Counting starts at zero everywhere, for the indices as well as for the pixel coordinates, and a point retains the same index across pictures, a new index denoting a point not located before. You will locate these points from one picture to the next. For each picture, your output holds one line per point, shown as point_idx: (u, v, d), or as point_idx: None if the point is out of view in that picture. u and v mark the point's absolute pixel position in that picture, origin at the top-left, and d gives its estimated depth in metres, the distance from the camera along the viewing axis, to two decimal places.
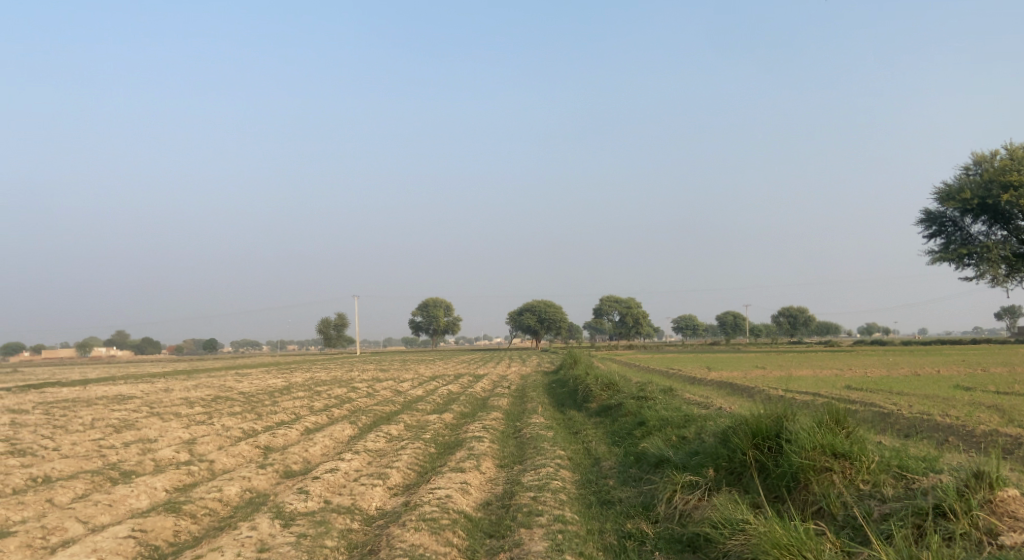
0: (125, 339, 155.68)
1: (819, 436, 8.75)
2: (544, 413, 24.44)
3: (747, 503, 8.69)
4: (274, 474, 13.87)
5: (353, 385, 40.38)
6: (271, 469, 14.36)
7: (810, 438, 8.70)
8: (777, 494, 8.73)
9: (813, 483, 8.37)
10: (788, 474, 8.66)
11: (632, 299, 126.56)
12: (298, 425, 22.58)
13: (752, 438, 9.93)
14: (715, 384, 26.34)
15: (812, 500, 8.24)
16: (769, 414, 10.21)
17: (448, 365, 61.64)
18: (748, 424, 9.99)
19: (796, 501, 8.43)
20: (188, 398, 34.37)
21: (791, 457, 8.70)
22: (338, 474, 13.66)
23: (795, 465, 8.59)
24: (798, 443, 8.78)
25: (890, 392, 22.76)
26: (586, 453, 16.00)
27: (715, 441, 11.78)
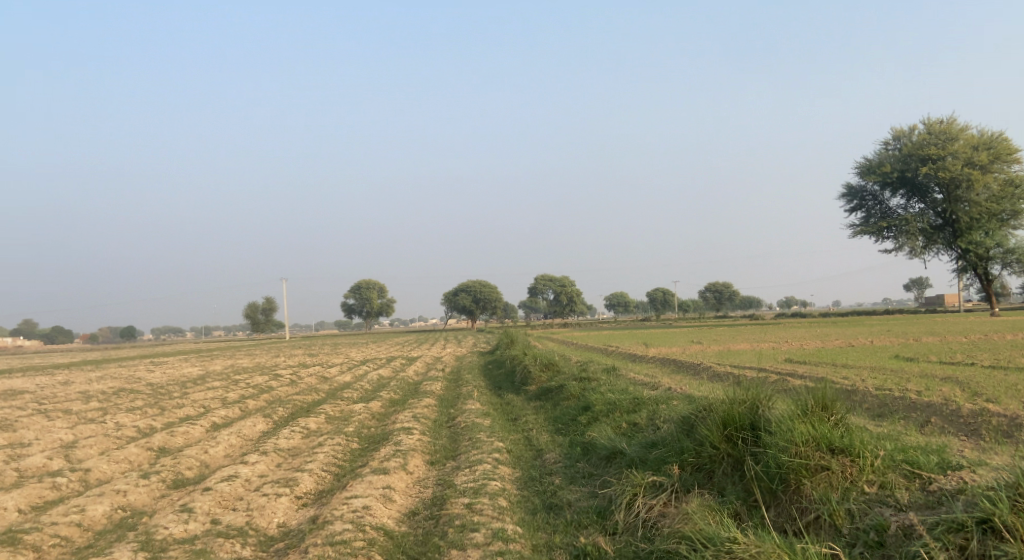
0: (36, 329, 147.36)
1: (810, 427, 7.18)
2: (478, 398, 22.73)
3: (728, 513, 7.07)
4: (159, 486, 12.29)
5: (275, 372, 37.92)
6: (156, 479, 12.71)
7: (800, 430, 7.12)
8: (761, 499, 7.13)
9: (807, 486, 6.79)
10: (775, 475, 7.07)
11: (566, 277, 125.82)
12: (203, 421, 20.35)
13: (724, 429, 8.34)
14: (659, 360, 25.14)
15: (808, 510, 6.64)
16: (740, 399, 8.62)
17: (379, 348, 59.26)
18: (718, 413, 8.39)
19: (787, 508, 6.85)
20: (90, 391, 31.54)
21: (777, 455, 7.11)
22: (234, 484, 11.71)
23: (783, 464, 7.00)
24: (786, 436, 7.16)
25: (838, 365, 21.73)
26: (526, 443, 14.31)
27: (674, 429, 10.19)
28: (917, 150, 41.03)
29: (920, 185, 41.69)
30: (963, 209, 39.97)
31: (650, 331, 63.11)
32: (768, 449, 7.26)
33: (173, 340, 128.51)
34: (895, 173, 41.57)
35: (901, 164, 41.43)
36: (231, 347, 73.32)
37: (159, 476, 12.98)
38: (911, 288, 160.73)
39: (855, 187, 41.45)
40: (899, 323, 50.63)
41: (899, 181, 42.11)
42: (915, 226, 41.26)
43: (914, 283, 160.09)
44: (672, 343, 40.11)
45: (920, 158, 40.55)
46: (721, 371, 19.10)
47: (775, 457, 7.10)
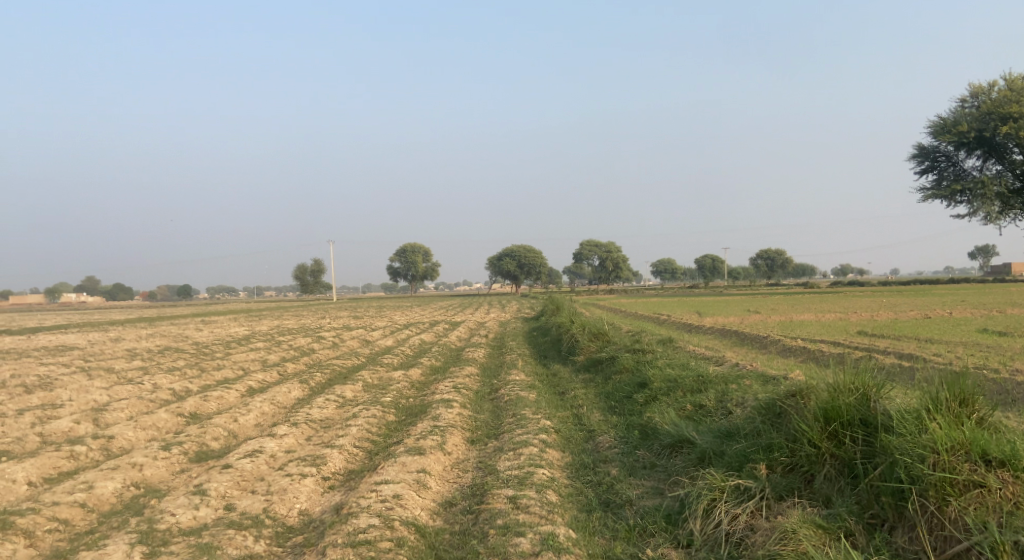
0: (96, 286, 151.03)
1: (957, 431, 6.17)
2: (523, 368, 21.39)
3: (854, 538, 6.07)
4: (179, 459, 11.25)
5: (318, 334, 37.13)
6: (178, 451, 11.69)
7: (946, 436, 6.11)
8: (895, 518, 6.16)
9: (958, 508, 5.84)
10: (912, 489, 6.09)
11: (613, 243, 123.29)
12: (239, 385, 19.46)
13: (826, 425, 7.06)
14: (717, 332, 23.40)
15: (959, 536, 5.76)
16: (843, 385, 7.32)
17: (424, 312, 58.41)
18: (822, 405, 7.09)
19: (930, 532, 5.93)
20: (135, 349, 31.18)
21: (916, 466, 6.10)
22: (258, 461, 10.62)
23: (925, 479, 6.02)
24: (922, 442, 6.18)
25: (919, 340, 19.76)
26: (576, 423, 13.00)
27: (752, 421, 8.87)
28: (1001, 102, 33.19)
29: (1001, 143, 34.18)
30: None
31: (701, 299, 61.00)
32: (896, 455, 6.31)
33: (226, 300, 130.42)
34: (971, 133, 33.99)
35: (980, 121, 33.88)
36: (279, 307, 73.34)
37: (182, 448, 11.99)
38: (972, 256, 154.34)
39: (925, 146, 37.69)
40: (969, 294, 47.56)
41: (977, 140, 34.50)
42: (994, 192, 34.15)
43: (973, 252, 153.69)
44: (728, 312, 38.19)
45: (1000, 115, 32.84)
46: (791, 345, 17.40)
47: (911, 467, 6.13)
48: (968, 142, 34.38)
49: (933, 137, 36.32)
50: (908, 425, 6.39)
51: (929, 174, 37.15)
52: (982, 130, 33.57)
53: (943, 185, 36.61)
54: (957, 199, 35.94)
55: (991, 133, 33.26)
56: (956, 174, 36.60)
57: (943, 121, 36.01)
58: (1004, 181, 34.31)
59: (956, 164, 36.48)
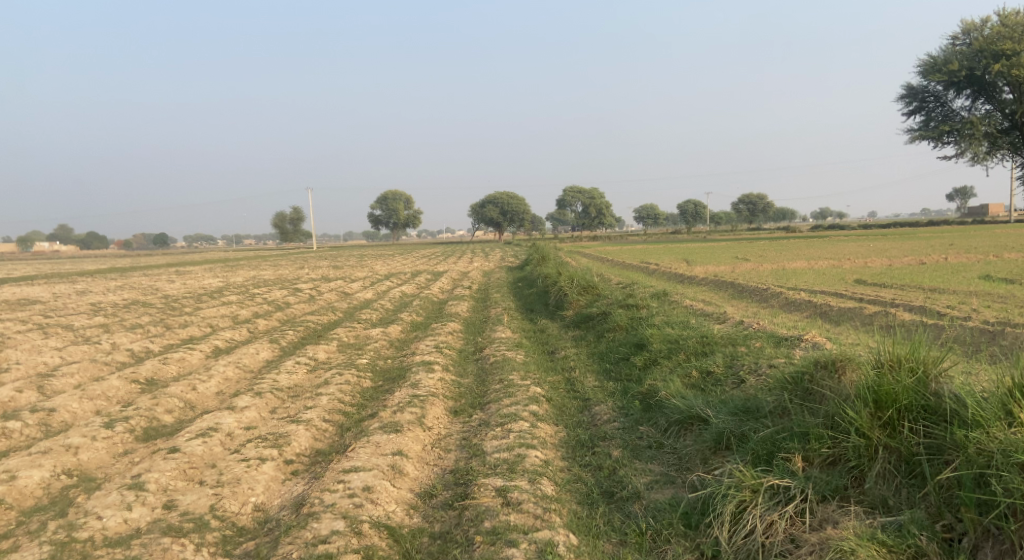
0: (72, 234, 147.75)
1: None
2: (508, 324, 20.17)
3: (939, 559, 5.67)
4: (123, 438, 9.97)
5: (295, 286, 35.63)
6: (123, 429, 10.39)
7: None
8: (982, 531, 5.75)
9: None
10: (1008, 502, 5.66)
11: (596, 189, 121.48)
12: (204, 345, 18.09)
13: (877, 411, 6.54)
14: (710, 283, 22.25)
15: None
16: (893, 362, 6.77)
17: (406, 261, 56.97)
18: (879, 390, 6.54)
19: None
20: (101, 303, 29.60)
21: (1018, 477, 5.65)
22: (212, 442, 9.37)
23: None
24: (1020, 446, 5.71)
25: (924, 289, 18.66)
26: (567, 389, 11.86)
27: (769, 393, 8.05)
28: (993, 41, 31.75)
29: (991, 82, 32.77)
30: None
31: (686, 246, 59.82)
32: (981, 457, 5.88)
33: (207, 248, 127.89)
34: (960, 73, 32.59)
35: (971, 60, 32.47)
36: (257, 256, 71.44)
37: (129, 426, 10.70)
38: (952, 199, 154.23)
39: (914, 86, 36.28)
40: (956, 237, 46.63)
41: (967, 80, 33.08)
42: (982, 132, 32.91)
43: (952, 193, 153.33)
44: (715, 260, 37.08)
45: (993, 53, 31.40)
46: (792, 298, 16.25)
47: (1007, 478, 5.68)
48: (958, 81, 33.18)
49: (922, 76, 34.97)
50: (997, 424, 5.92)
51: (917, 115, 35.85)
52: (972, 68, 32.22)
53: (931, 125, 35.31)
54: (945, 140, 34.72)
55: (982, 70, 32.03)
56: (944, 114, 35.35)
57: (933, 59, 34.61)
58: (992, 121, 33.09)
59: (945, 104, 35.18)
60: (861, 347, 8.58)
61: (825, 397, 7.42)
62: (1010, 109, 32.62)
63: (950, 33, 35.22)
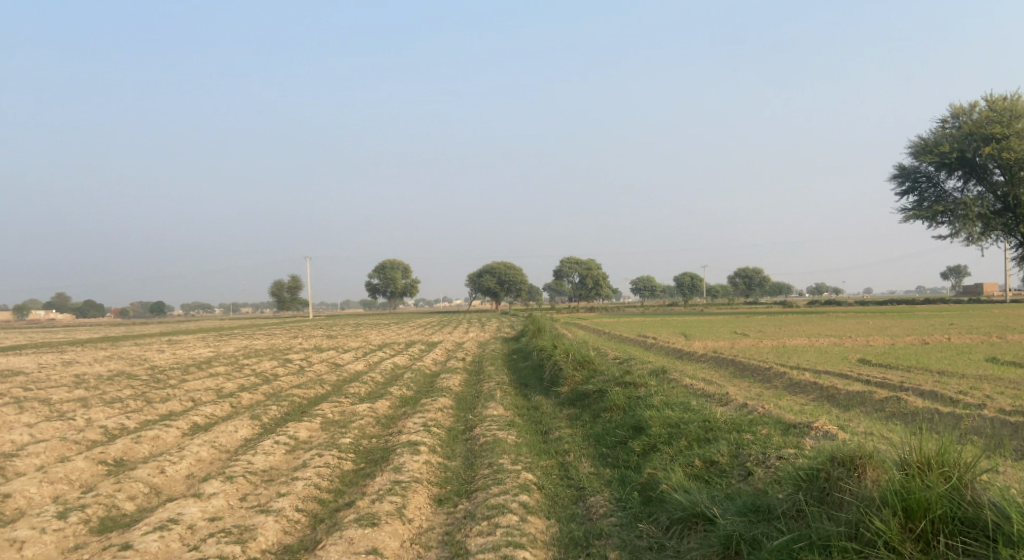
0: (68, 301, 146.87)
1: None
2: (501, 400, 19.32)
3: None
4: (76, 530, 9.19)
5: (286, 357, 34.73)
6: (77, 521, 9.60)
7: None
8: None
9: None
10: None
11: (593, 260, 121.51)
12: (181, 421, 17.22)
13: (909, 523, 6.24)
14: (711, 360, 21.48)
15: None
16: (928, 468, 6.54)
17: (402, 330, 56.12)
18: (912, 501, 6.26)
19: None
20: (83, 375, 28.66)
21: None
22: (170, 538, 8.60)
23: None
24: None
25: (932, 372, 17.90)
26: (560, 476, 11.05)
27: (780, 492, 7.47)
28: (983, 124, 32.00)
29: (982, 164, 32.80)
30: None
31: (684, 318, 59.16)
32: None
33: (204, 317, 126.94)
34: (952, 154, 32.73)
35: (962, 142, 32.66)
36: (252, 325, 70.55)
37: (85, 516, 9.91)
38: (946, 275, 154.68)
39: (906, 166, 36.37)
40: (957, 315, 46.01)
41: (959, 161, 33.17)
42: (976, 213, 32.79)
43: (946, 271, 153.79)
44: (715, 334, 36.39)
45: (983, 136, 31.61)
46: (797, 379, 15.49)
47: None
48: (949, 162, 33.30)
49: (914, 157, 35.09)
50: None
51: (910, 195, 35.81)
52: (963, 150, 32.39)
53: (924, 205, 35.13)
54: (939, 220, 34.53)
55: (972, 152, 32.18)
56: (937, 195, 35.20)
57: (924, 141, 34.82)
58: (985, 202, 32.98)
59: (937, 184, 35.11)
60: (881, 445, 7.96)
61: (842, 501, 6.92)
62: (1002, 191, 32.44)
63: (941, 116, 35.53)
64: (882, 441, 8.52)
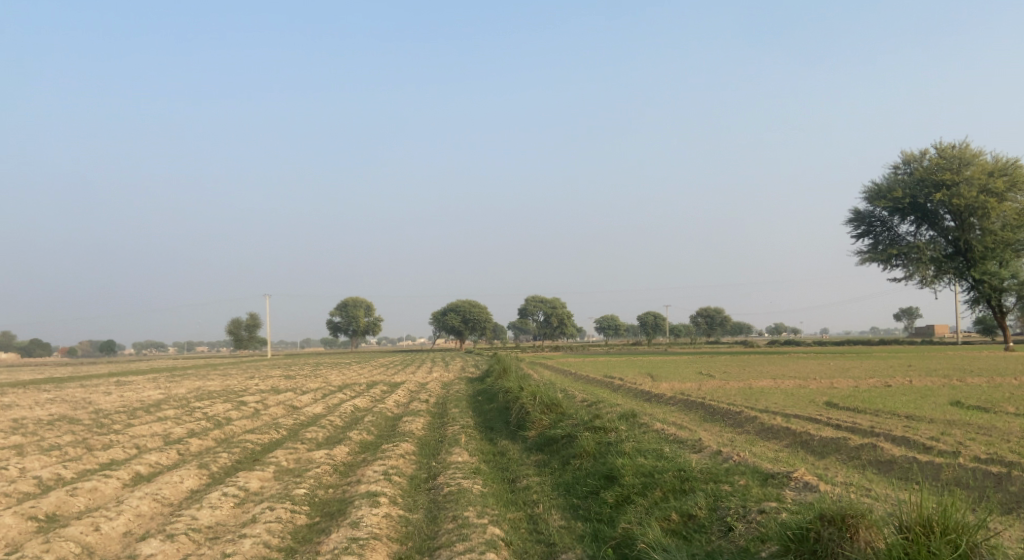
0: (16, 340, 141.94)
1: None
2: (465, 445, 18.62)
3: None
4: None
5: (241, 399, 33.46)
6: None
7: None
8: None
9: None
10: None
11: (557, 299, 121.44)
12: (123, 471, 16.19)
13: None
14: (679, 403, 21.03)
15: None
16: (929, 533, 6.45)
17: (363, 370, 54.94)
18: None
19: None
20: (23, 419, 27.18)
21: None
22: None
23: None
24: None
25: (901, 416, 17.63)
26: (529, 530, 10.44)
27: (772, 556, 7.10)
28: (934, 171, 32.76)
29: (934, 210, 33.42)
30: (976, 238, 32.23)
31: (648, 358, 58.98)
32: None
33: (158, 356, 123.52)
34: (905, 200, 33.36)
35: (914, 188, 33.33)
36: (209, 365, 68.51)
37: None
38: (901, 316, 157.92)
39: (861, 211, 36.95)
40: (915, 357, 46.44)
41: (911, 207, 33.78)
42: (929, 257, 33.22)
43: (901, 312, 156.97)
44: (681, 375, 36.09)
45: (934, 183, 32.32)
46: (768, 424, 15.06)
47: None
48: (902, 208, 33.89)
49: (868, 202, 35.66)
50: None
51: (865, 239, 36.29)
52: (916, 196, 33.03)
53: (879, 249, 35.52)
54: (893, 264, 34.94)
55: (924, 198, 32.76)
56: (891, 239, 35.67)
57: (877, 186, 35.42)
58: (937, 246, 33.46)
59: (891, 229, 35.60)
60: (870, 504, 7.60)
61: None
62: (953, 236, 33.00)
63: (893, 163, 36.29)
64: (868, 496, 8.14)
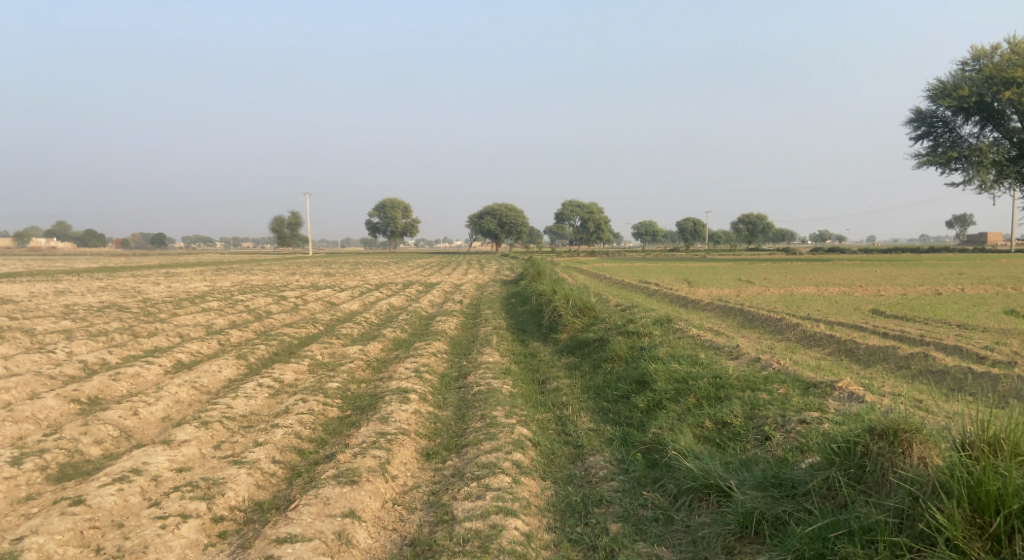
0: (68, 232, 145.90)
1: None
2: (499, 346, 18.56)
3: None
4: (34, 498, 8.63)
5: (281, 294, 33.96)
6: (37, 484, 9.02)
7: None
8: None
9: None
10: None
11: (596, 204, 120.04)
12: (164, 358, 16.47)
13: (980, 519, 5.87)
14: (717, 309, 20.63)
15: None
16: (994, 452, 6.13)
17: (402, 270, 55.32)
18: (984, 498, 5.87)
19: None
20: (73, 305, 27.90)
21: None
22: (129, 510, 8.12)
23: None
24: None
25: (951, 325, 17.07)
26: (558, 431, 10.34)
27: (816, 470, 6.89)
28: (1005, 67, 30.71)
29: (1001, 109, 31.50)
30: None
31: (687, 264, 58.25)
32: None
33: (205, 250, 126.18)
34: (970, 99, 31.49)
35: (981, 86, 31.39)
36: (252, 260, 69.68)
37: (46, 473, 9.28)
38: (951, 227, 153.48)
39: (922, 110, 35.09)
40: (966, 266, 45.04)
41: (977, 106, 31.90)
42: (991, 161, 31.58)
43: (951, 221, 152.51)
44: (720, 282, 35.57)
45: (1004, 81, 30.36)
46: (811, 331, 14.63)
47: None
48: (967, 107, 32.03)
49: (931, 100, 33.78)
50: None
51: (924, 140, 34.61)
52: (983, 94, 31.13)
53: (938, 152, 33.89)
54: (952, 167, 33.36)
55: (991, 97, 30.89)
56: (952, 140, 33.97)
57: (942, 84, 33.49)
58: (1001, 149, 31.75)
59: (952, 130, 33.87)
60: (922, 417, 7.28)
61: (887, 488, 6.43)
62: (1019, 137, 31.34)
63: (961, 58, 34.11)
64: (916, 410, 7.79)
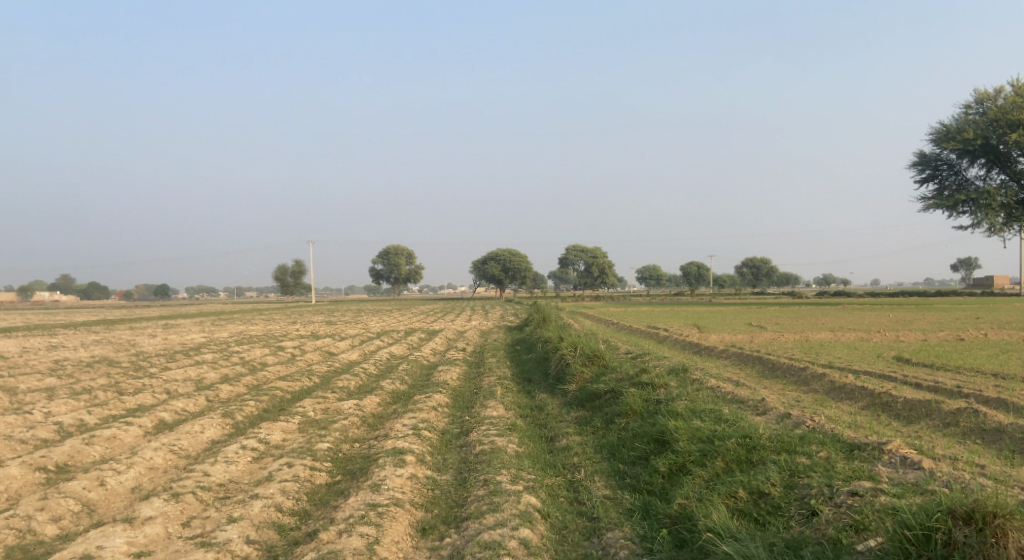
0: (71, 284, 145.44)
1: None
2: (502, 399, 17.41)
3: None
4: None
5: (279, 344, 32.86)
6: None
7: None
8: None
9: None
10: None
11: (599, 249, 119.34)
12: (145, 418, 15.38)
13: None
14: (732, 356, 19.50)
15: None
16: None
17: (405, 317, 54.19)
18: None
19: None
20: (61, 361, 26.85)
21: None
22: None
23: None
24: None
25: (985, 374, 15.93)
26: (570, 500, 9.19)
27: None
28: (1011, 109, 30.02)
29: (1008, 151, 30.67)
30: None
31: (694, 309, 57.13)
32: None
33: (209, 300, 125.35)
34: (976, 142, 30.73)
35: (986, 128, 30.66)
36: (254, 310, 68.58)
37: None
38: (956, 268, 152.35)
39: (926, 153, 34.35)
40: (980, 309, 43.86)
41: (982, 148, 31.12)
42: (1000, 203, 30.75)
43: (957, 262, 151.47)
44: (730, 327, 34.44)
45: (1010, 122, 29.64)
46: (839, 381, 13.52)
47: None
48: (972, 150, 31.28)
49: (935, 143, 33.03)
50: None
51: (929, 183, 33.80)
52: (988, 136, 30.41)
53: (944, 195, 33.07)
54: (959, 210, 32.50)
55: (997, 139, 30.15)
56: (958, 183, 33.18)
57: (945, 127, 32.80)
58: (1009, 191, 30.92)
59: (958, 173, 33.07)
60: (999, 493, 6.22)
61: None
62: None
63: (964, 100, 33.49)
64: (987, 482, 6.71)
